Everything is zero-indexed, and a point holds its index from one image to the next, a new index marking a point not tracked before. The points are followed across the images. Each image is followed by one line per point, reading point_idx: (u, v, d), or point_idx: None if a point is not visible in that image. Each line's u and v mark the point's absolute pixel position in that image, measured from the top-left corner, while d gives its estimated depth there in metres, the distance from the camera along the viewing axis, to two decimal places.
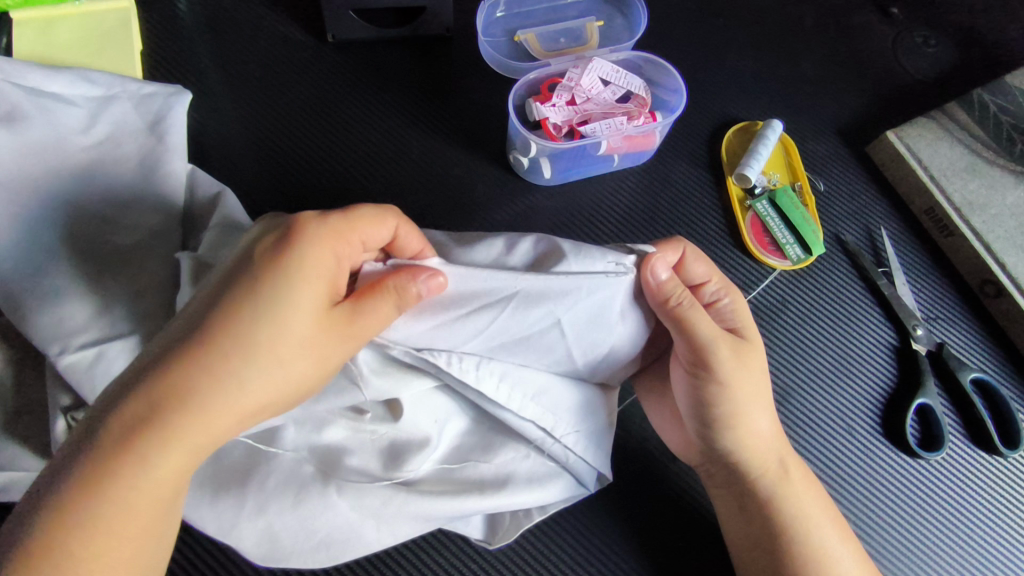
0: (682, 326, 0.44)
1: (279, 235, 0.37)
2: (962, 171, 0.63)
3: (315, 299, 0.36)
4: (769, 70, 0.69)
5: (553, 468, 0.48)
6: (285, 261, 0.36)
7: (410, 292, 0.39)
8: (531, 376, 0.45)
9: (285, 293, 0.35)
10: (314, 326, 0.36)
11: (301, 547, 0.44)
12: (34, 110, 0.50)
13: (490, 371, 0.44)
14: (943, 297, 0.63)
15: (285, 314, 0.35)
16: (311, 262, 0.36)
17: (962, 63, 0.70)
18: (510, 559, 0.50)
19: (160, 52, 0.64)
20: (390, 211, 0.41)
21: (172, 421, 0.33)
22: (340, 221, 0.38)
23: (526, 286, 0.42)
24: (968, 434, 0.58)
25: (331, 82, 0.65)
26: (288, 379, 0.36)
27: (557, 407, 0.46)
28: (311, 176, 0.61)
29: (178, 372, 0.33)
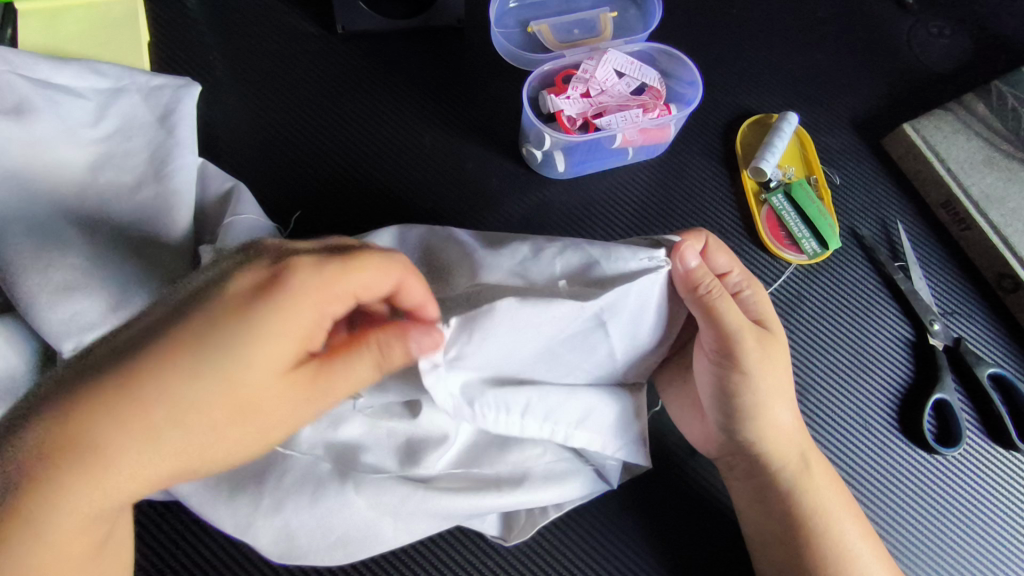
0: (710, 315, 0.44)
1: (261, 277, 0.34)
2: (980, 165, 0.62)
3: (277, 362, 0.34)
4: (784, 61, 0.68)
5: (572, 465, 0.48)
6: (253, 316, 0.33)
7: (394, 353, 0.36)
8: (575, 407, 0.44)
9: (250, 351, 0.33)
10: (270, 389, 0.34)
11: (318, 545, 0.44)
12: (42, 102, 0.49)
13: (533, 416, 0.43)
14: (959, 292, 0.62)
15: (231, 371, 0.33)
16: (281, 320, 0.34)
17: (978, 55, 0.69)
18: (526, 556, 0.50)
19: (166, 43, 0.63)
20: (398, 261, 0.37)
21: (100, 461, 0.32)
22: (335, 271, 0.35)
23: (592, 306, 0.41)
24: (985, 430, 0.58)
25: (342, 77, 0.64)
26: (216, 442, 0.34)
27: (601, 427, 0.45)
28: (318, 179, 0.60)
29: (112, 406, 0.31)
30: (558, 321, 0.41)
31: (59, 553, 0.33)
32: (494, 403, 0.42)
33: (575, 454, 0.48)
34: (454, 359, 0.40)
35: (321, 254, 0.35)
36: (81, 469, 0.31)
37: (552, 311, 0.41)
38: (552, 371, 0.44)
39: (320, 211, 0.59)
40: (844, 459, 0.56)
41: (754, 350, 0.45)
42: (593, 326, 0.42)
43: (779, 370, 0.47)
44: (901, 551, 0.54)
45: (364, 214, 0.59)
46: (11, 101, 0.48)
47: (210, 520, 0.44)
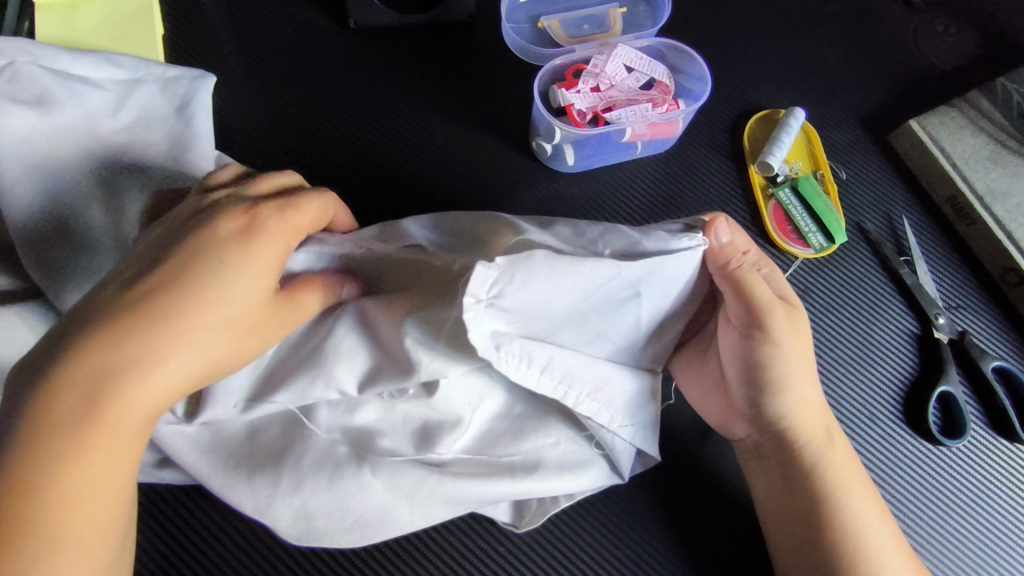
0: (738, 288, 0.45)
1: (241, 223, 0.38)
2: (985, 160, 0.63)
3: (274, 279, 0.39)
4: (792, 57, 0.69)
5: (586, 455, 0.48)
6: (243, 244, 0.38)
7: (338, 296, 0.46)
8: (591, 375, 0.43)
9: (248, 265, 0.37)
10: (270, 306, 0.39)
11: (334, 528, 0.45)
12: (62, 92, 0.50)
13: (551, 374, 0.42)
14: (964, 285, 0.63)
15: (234, 289, 0.37)
16: (268, 252, 0.38)
17: (984, 51, 0.70)
18: (537, 541, 0.51)
19: (181, 36, 0.64)
20: (329, 199, 0.43)
21: (130, 386, 0.34)
22: (294, 213, 0.40)
23: (627, 271, 0.40)
24: (989, 422, 0.58)
25: (356, 70, 0.65)
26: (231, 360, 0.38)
27: (613, 403, 0.45)
28: (331, 170, 0.61)
29: (137, 329, 0.34)
30: (597, 283, 0.40)
31: (92, 493, 0.33)
32: (518, 352, 0.40)
33: (591, 443, 0.48)
34: (495, 302, 0.37)
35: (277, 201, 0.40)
36: (115, 393, 0.33)
37: (595, 273, 0.39)
38: (575, 340, 0.43)
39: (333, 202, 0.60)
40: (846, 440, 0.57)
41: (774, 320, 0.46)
42: (629, 297, 0.42)
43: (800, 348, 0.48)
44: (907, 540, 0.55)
45: (379, 205, 0.60)
46: (32, 92, 0.49)
47: (230, 502, 0.45)
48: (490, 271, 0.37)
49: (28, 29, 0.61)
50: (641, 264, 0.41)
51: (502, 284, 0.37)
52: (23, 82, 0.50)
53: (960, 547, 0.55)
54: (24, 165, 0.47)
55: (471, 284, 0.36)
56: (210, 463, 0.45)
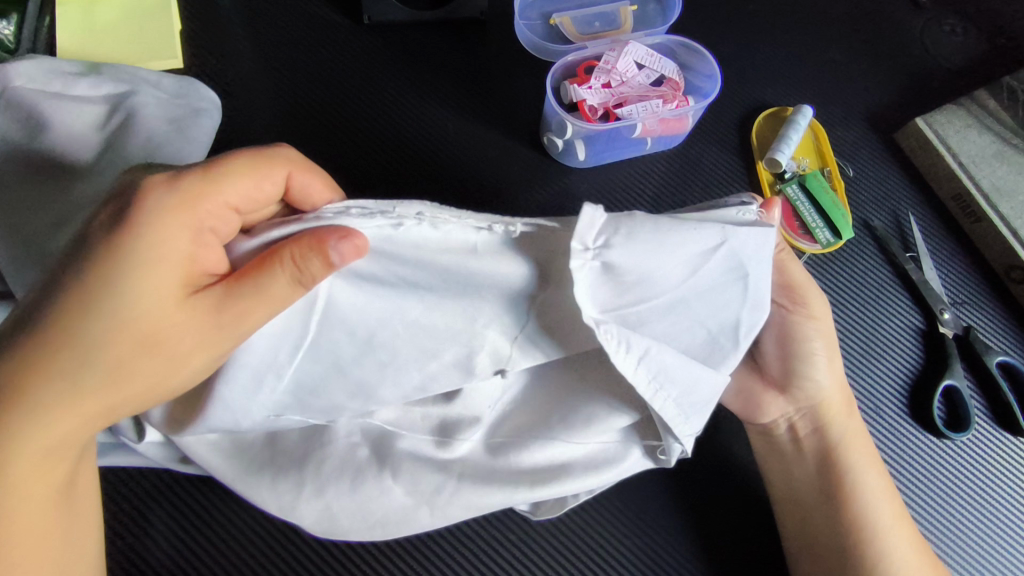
0: (782, 271, 0.50)
1: (122, 213, 0.36)
2: (991, 158, 0.64)
3: (162, 284, 0.36)
4: (800, 56, 0.70)
5: (616, 454, 0.46)
6: (128, 241, 0.35)
7: (309, 265, 0.35)
8: (685, 376, 0.41)
9: (137, 264, 0.35)
10: (174, 314, 0.36)
11: (357, 525, 0.46)
12: (63, 114, 0.54)
13: (646, 368, 0.40)
14: (970, 282, 0.63)
15: (128, 294, 0.35)
16: (160, 245, 0.36)
17: (989, 51, 0.71)
18: (551, 532, 0.52)
19: (197, 31, 0.65)
20: (274, 159, 0.39)
21: (39, 402, 0.35)
22: (196, 191, 0.36)
23: (734, 237, 0.40)
24: (995, 418, 0.59)
25: (368, 65, 0.65)
26: (138, 366, 0.37)
27: (697, 408, 0.42)
28: (339, 165, 0.62)
29: (34, 359, 0.35)
30: (701, 252, 0.40)
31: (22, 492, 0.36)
32: (617, 334, 0.39)
33: (619, 437, 0.46)
34: (603, 252, 0.38)
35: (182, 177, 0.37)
36: (22, 415, 0.35)
37: (701, 239, 0.40)
38: (669, 329, 0.41)
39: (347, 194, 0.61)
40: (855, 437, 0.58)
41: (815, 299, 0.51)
42: (731, 282, 0.41)
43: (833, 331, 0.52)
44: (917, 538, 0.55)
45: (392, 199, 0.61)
46: (40, 117, 0.53)
47: (254, 500, 0.46)
48: (598, 219, 0.38)
49: (48, 25, 0.62)
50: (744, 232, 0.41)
51: (608, 230, 0.38)
52: (22, 108, 0.53)
53: (966, 543, 0.56)
54: None
55: (580, 227, 0.38)
56: (231, 465, 0.46)
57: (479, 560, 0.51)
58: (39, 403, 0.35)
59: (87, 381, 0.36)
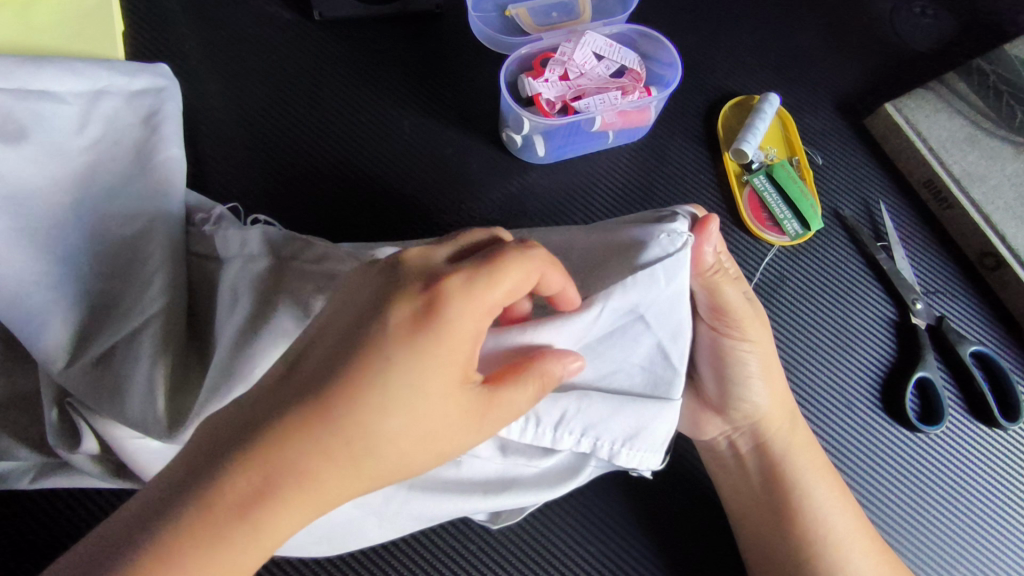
0: (713, 292, 0.44)
1: (418, 306, 0.32)
2: (962, 142, 0.62)
3: (446, 382, 0.32)
4: (766, 44, 0.68)
5: (577, 465, 0.46)
6: (428, 336, 0.32)
7: (552, 374, 0.36)
8: (622, 422, 0.42)
9: (430, 368, 0.32)
10: (447, 413, 0.33)
11: (304, 541, 0.44)
12: (25, 113, 0.47)
13: (569, 430, 0.42)
14: (942, 271, 0.62)
15: (421, 395, 0.32)
16: (451, 347, 0.32)
17: (960, 33, 0.69)
18: (511, 540, 0.50)
19: (142, 30, 0.62)
20: (538, 261, 0.34)
21: (302, 491, 0.30)
22: (485, 289, 0.32)
23: (609, 291, 0.38)
24: (968, 409, 0.58)
25: (321, 62, 0.63)
26: (406, 468, 0.33)
27: (652, 445, 0.43)
28: (289, 169, 0.59)
29: (297, 449, 0.30)
30: (577, 321, 0.39)
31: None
32: (523, 411, 0.41)
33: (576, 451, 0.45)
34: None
35: (465, 273, 0.33)
36: (283, 500, 0.30)
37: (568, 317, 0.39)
38: (598, 373, 0.41)
39: (297, 195, 0.59)
40: (823, 432, 0.56)
41: (749, 317, 0.46)
42: (632, 321, 0.39)
43: (771, 355, 0.49)
44: (883, 529, 0.54)
45: (347, 198, 0.59)
46: None
47: None
48: None
49: None
50: (614, 285, 0.38)
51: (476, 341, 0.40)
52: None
53: (940, 540, 0.55)
54: None
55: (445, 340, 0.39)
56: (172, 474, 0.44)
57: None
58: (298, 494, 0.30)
59: (360, 473, 0.31)
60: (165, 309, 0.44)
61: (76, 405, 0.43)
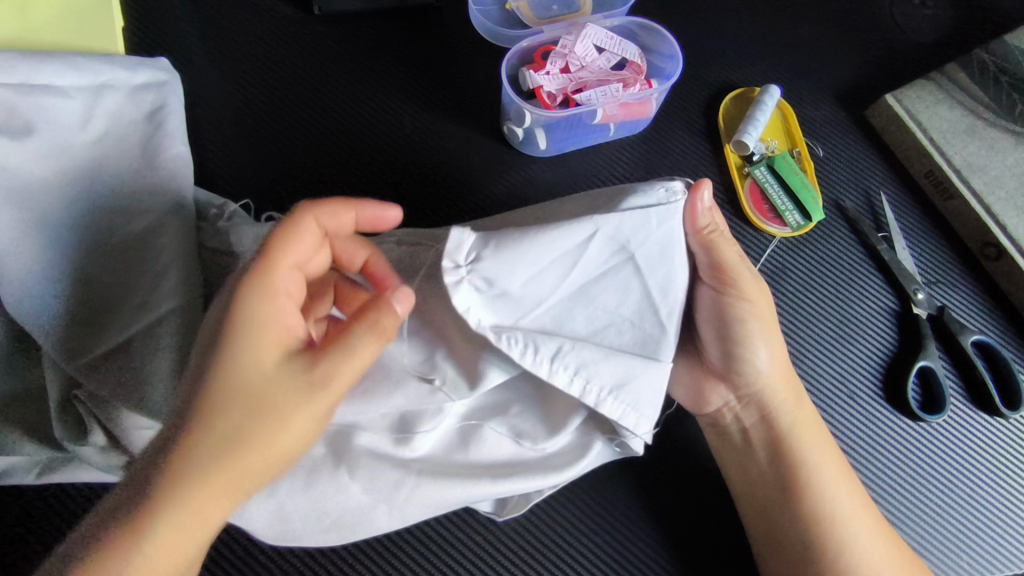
0: (710, 250, 0.45)
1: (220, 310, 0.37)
2: (963, 133, 0.62)
3: (262, 355, 0.36)
4: (767, 37, 0.68)
5: (580, 444, 0.46)
6: (229, 322, 0.36)
7: (380, 317, 0.37)
8: (613, 371, 0.41)
9: (242, 350, 0.35)
10: (278, 381, 0.36)
11: (312, 529, 0.44)
12: (29, 109, 0.46)
13: (565, 365, 0.41)
14: (942, 261, 0.62)
15: (243, 375, 0.35)
16: (252, 327, 0.36)
17: (959, 24, 0.69)
18: (516, 531, 0.51)
19: (144, 27, 0.62)
20: (302, 215, 0.39)
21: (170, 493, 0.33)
22: (260, 267, 0.37)
23: (604, 222, 0.41)
24: (970, 398, 0.58)
25: (321, 57, 0.63)
26: (266, 447, 0.35)
27: (639, 400, 0.42)
28: (291, 165, 0.59)
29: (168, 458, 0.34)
30: (575, 250, 0.40)
31: None
32: (522, 339, 0.40)
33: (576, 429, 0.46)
34: (489, 287, 0.40)
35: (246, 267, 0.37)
36: (160, 503, 0.33)
37: (569, 244, 0.40)
38: (590, 326, 0.41)
39: (303, 191, 0.59)
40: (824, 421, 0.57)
41: (746, 276, 0.46)
42: (625, 262, 0.41)
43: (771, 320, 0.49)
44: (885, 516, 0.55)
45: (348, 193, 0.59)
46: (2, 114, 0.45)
47: None
48: (457, 281, 0.39)
49: None
50: (614, 218, 0.41)
51: (484, 259, 0.39)
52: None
53: (941, 527, 0.55)
54: None
55: (448, 247, 0.39)
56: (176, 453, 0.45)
57: (441, 566, 0.50)
58: (178, 485, 0.33)
59: (225, 460, 0.34)
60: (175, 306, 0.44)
61: (83, 394, 0.44)
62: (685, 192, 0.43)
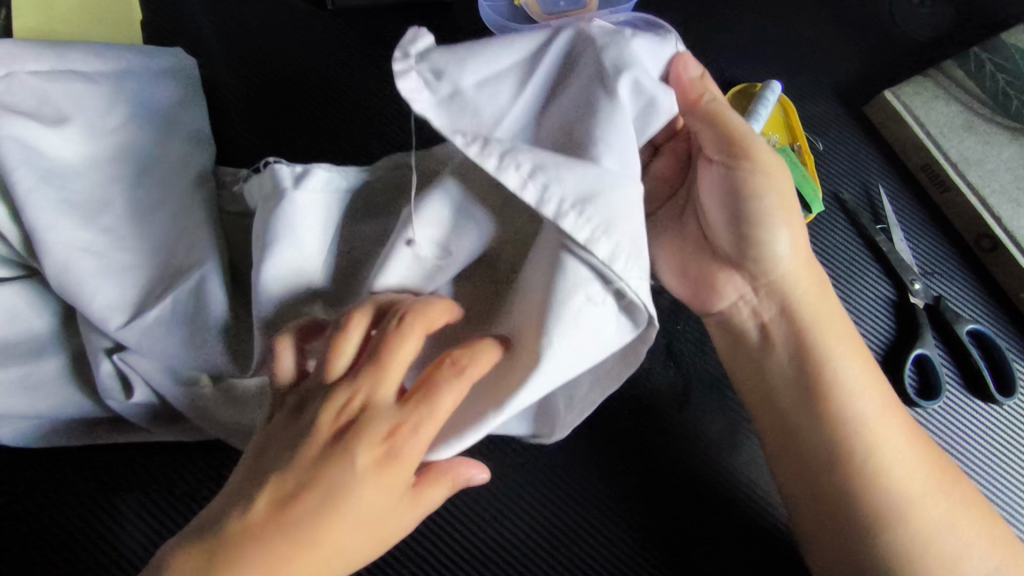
0: (716, 121, 0.46)
1: (373, 447, 0.35)
2: (960, 128, 0.64)
3: (394, 501, 0.36)
4: (769, 35, 0.69)
5: (595, 323, 0.37)
6: (383, 475, 0.35)
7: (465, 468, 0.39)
8: (579, 180, 0.36)
9: (380, 494, 0.35)
10: (395, 518, 0.36)
11: None
12: (62, 96, 0.48)
13: (518, 165, 0.36)
14: (939, 251, 0.64)
15: (373, 518, 0.35)
16: (396, 476, 0.35)
17: (957, 22, 0.71)
18: (520, 511, 0.52)
19: (163, 22, 0.64)
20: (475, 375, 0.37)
21: None
22: (427, 422, 0.36)
23: (580, 32, 0.42)
24: (966, 386, 0.59)
25: (333, 48, 0.65)
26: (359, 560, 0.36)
27: (608, 213, 0.36)
28: (305, 154, 0.61)
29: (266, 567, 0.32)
30: (534, 63, 0.41)
31: None
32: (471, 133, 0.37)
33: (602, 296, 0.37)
34: (441, 84, 0.39)
35: (407, 406, 0.36)
36: None
37: (520, 57, 0.41)
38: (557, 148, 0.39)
39: None
40: None
41: (759, 150, 0.46)
42: (601, 81, 0.40)
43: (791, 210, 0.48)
44: None
45: None
46: (36, 102, 0.47)
47: None
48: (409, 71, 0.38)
49: None
50: (588, 32, 0.41)
51: (434, 53, 0.40)
52: (18, 93, 0.46)
53: None
54: (21, 150, 0.44)
55: (402, 39, 0.39)
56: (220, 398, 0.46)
57: (438, 535, 0.51)
58: None
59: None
60: (205, 273, 0.45)
61: (125, 356, 0.45)
62: (670, 64, 0.46)
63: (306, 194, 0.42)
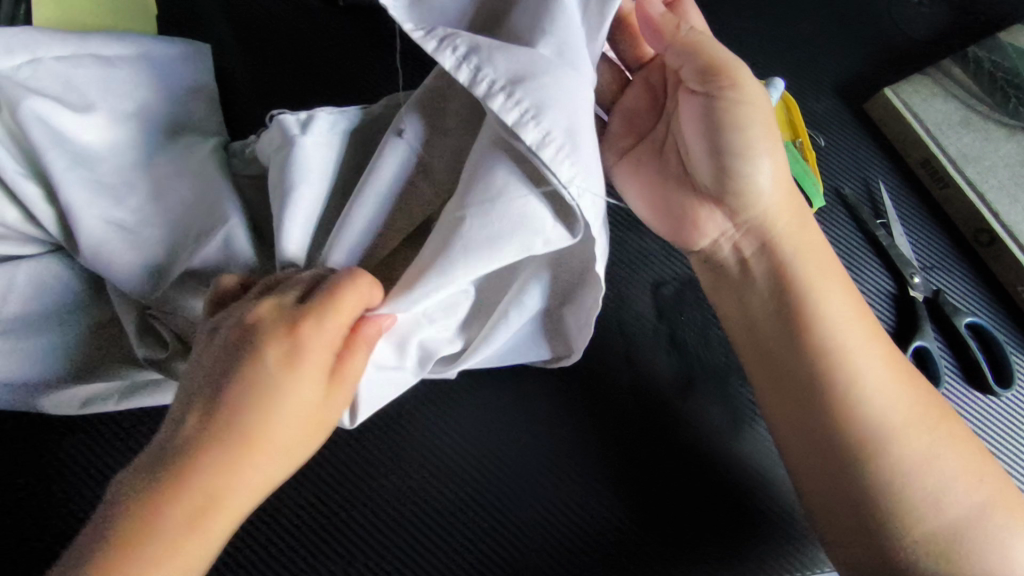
0: (695, 53, 0.47)
1: (274, 346, 0.36)
2: (957, 125, 0.65)
3: (308, 391, 0.37)
4: (772, 34, 0.71)
5: (526, 224, 0.37)
6: (283, 367, 0.36)
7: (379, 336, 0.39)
8: (518, 69, 0.36)
9: (291, 388, 0.36)
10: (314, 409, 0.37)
11: None
12: (86, 81, 0.49)
13: (460, 53, 0.36)
14: (937, 245, 0.65)
15: (286, 409, 0.36)
16: (301, 365, 0.36)
17: (956, 23, 0.72)
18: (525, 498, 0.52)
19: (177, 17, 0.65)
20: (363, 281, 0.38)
21: (192, 513, 0.33)
22: (325, 312, 0.36)
23: None
24: (965, 377, 0.60)
25: (341, 41, 0.65)
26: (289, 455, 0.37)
27: (546, 103, 0.35)
28: None
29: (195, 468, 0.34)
30: None
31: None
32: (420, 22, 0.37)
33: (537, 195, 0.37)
34: None
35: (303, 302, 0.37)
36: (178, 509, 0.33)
37: None
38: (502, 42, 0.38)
39: None
40: None
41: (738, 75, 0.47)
42: None
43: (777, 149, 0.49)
44: None
45: None
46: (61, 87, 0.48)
47: None
48: None
49: (23, 15, 0.58)
50: None
51: None
52: (44, 80, 0.48)
53: None
54: (48, 133, 0.45)
55: None
56: None
57: (444, 522, 0.51)
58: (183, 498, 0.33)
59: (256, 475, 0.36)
60: (229, 229, 0.45)
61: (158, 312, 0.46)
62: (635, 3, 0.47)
63: (314, 136, 0.44)
